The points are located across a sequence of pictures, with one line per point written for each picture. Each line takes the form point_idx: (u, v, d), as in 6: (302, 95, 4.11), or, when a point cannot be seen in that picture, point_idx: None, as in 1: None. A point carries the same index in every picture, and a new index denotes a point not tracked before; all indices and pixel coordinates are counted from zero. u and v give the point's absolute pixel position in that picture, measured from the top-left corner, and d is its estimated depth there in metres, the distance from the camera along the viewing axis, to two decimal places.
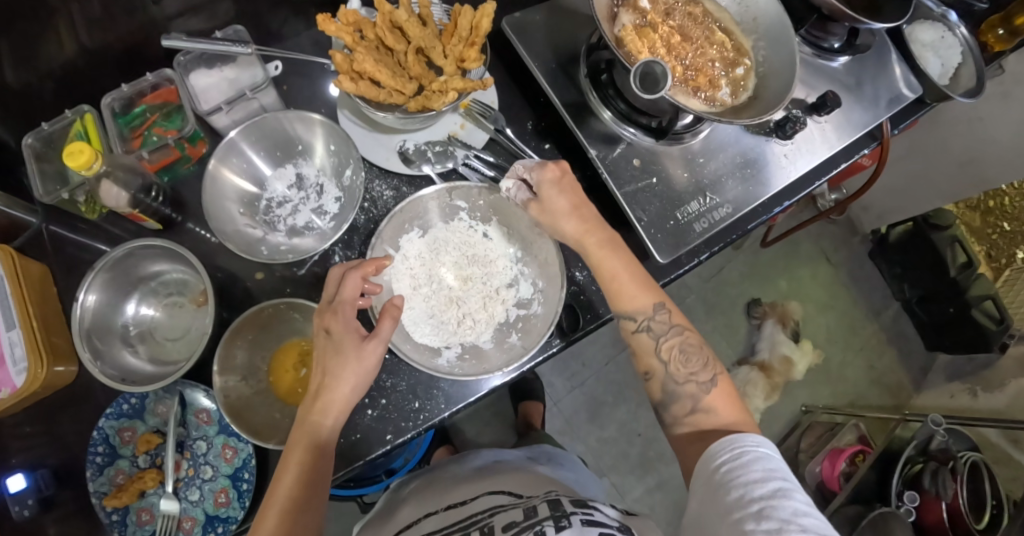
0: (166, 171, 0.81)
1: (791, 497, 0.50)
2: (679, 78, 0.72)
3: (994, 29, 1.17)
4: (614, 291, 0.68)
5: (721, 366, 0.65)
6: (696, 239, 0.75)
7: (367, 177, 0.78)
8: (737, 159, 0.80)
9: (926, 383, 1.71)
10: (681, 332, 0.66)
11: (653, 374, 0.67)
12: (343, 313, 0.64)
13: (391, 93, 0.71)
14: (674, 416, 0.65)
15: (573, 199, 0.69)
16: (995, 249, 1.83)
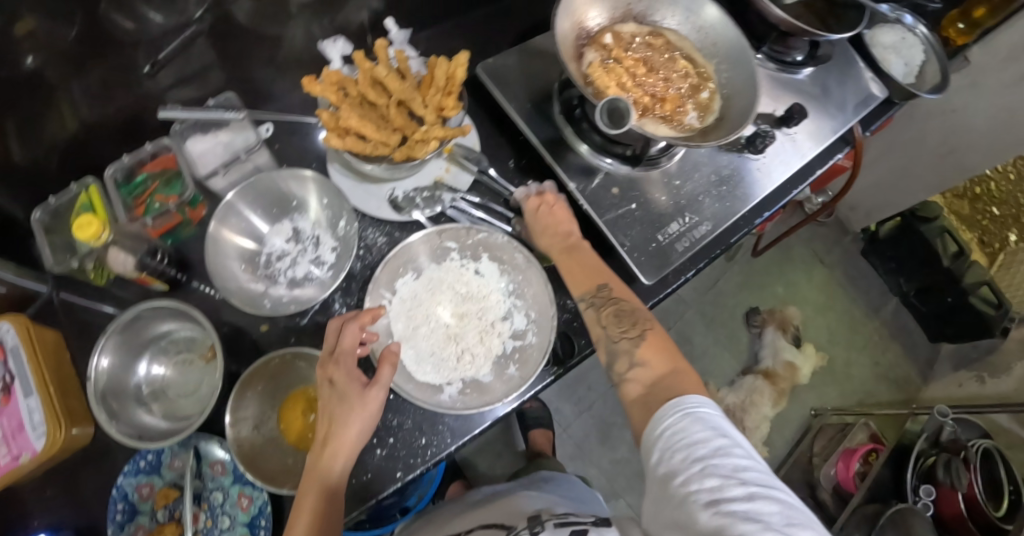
0: (169, 235, 0.84)
1: (731, 454, 0.52)
2: (649, 106, 0.75)
3: (955, 24, 1.20)
4: (568, 273, 0.73)
5: (655, 330, 0.67)
6: (680, 258, 0.78)
7: (360, 226, 0.82)
8: (712, 177, 0.83)
9: (933, 375, 1.71)
10: (620, 302, 0.70)
11: (597, 342, 0.69)
12: (343, 363, 0.67)
13: (377, 146, 0.75)
14: (615, 372, 0.66)
15: (560, 213, 0.77)
16: (987, 235, 1.85)
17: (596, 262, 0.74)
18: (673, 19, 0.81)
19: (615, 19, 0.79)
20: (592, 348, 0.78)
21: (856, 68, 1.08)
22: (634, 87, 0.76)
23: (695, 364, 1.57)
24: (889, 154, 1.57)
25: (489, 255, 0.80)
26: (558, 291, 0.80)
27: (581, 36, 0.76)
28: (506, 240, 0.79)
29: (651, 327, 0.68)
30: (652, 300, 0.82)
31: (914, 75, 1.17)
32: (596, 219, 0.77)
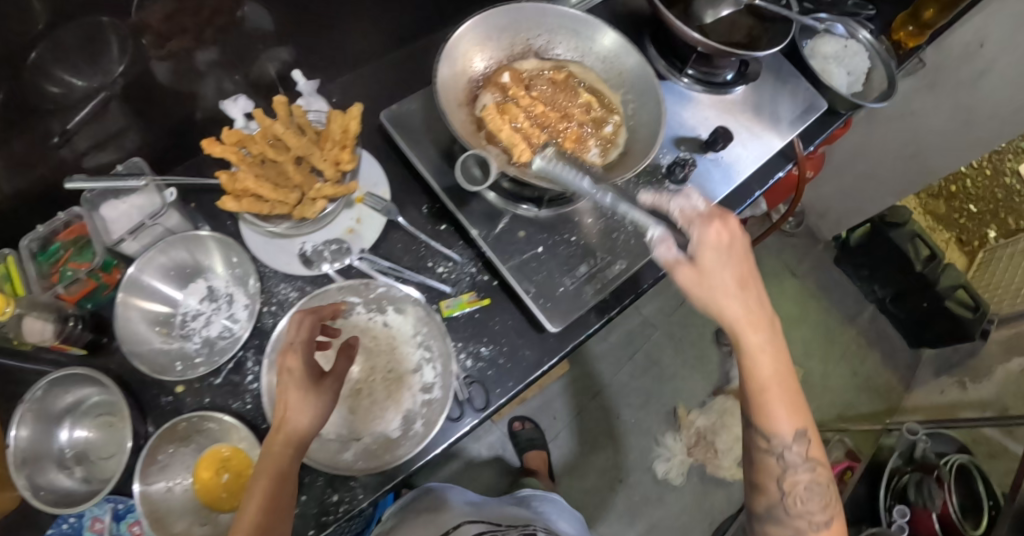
0: (87, 300, 0.84)
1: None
2: (547, 144, 0.71)
3: (905, 26, 1.15)
4: (760, 407, 0.60)
5: (838, 509, 0.62)
6: (590, 302, 0.73)
7: (272, 281, 0.82)
8: (627, 212, 0.80)
9: (915, 382, 1.67)
10: (813, 468, 0.62)
11: (765, 490, 0.63)
12: (300, 352, 0.65)
13: (277, 205, 0.75)
14: (766, 529, 0.63)
15: (741, 271, 0.59)
16: (966, 233, 1.79)
17: (789, 379, 0.61)
18: (574, 53, 0.79)
19: (513, 56, 0.78)
20: (508, 395, 0.77)
21: (793, 82, 1.06)
22: (530, 126, 0.72)
23: (666, 387, 1.54)
24: (855, 161, 1.52)
25: (395, 307, 0.78)
26: (471, 339, 0.78)
27: (474, 78, 0.74)
28: (407, 296, 0.77)
29: (830, 491, 0.63)
30: (570, 342, 0.79)
31: (860, 83, 1.12)
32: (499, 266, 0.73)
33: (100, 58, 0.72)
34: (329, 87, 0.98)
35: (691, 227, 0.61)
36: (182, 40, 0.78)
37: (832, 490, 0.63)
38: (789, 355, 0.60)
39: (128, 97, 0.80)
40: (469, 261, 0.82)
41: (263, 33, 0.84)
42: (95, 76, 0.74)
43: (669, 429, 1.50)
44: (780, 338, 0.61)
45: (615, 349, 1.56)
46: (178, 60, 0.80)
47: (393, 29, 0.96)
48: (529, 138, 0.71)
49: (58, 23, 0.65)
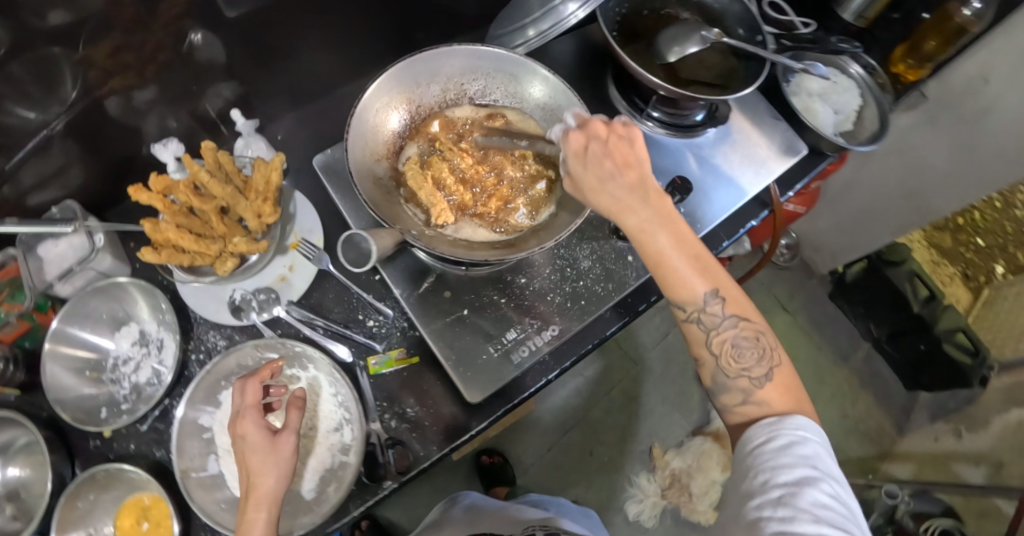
0: (25, 338, 0.80)
1: (816, 487, 0.51)
2: (468, 204, 0.71)
3: (903, 60, 1.06)
4: (666, 281, 0.61)
5: (779, 355, 0.61)
6: (513, 370, 0.72)
7: (201, 328, 0.80)
8: (564, 270, 0.78)
9: (909, 426, 1.59)
10: (737, 324, 0.61)
11: (702, 362, 0.63)
12: (249, 416, 0.63)
13: (198, 256, 0.74)
14: (721, 402, 0.63)
15: (617, 160, 0.60)
16: (972, 268, 1.66)
17: (688, 245, 0.61)
18: (511, 99, 0.75)
19: (446, 103, 0.75)
20: (430, 460, 0.73)
21: (771, 122, 1.01)
22: (454, 183, 0.71)
23: (642, 424, 1.51)
24: (849, 194, 1.43)
25: (316, 364, 0.76)
26: (397, 399, 0.76)
27: (401, 127, 0.72)
28: (322, 358, 0.74)
29: (767, 343, 0.62)
30: (500, 408, 0.74)
31: (851, 121, 1.05)
32: (418, 327, 0.73)
33: (57, 87, 0.71)
34: (273, 125, 0.96)
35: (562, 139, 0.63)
36: (124, 77, 0.77)
37: (769, 339, 0.62)
38: (683, 226, 0.60)
39: (77, 135, 0.78)
40: (400, 315, 0.79)
41: (217, 63, 0.85)
42: (51, 106, 0.72)
43: (643, 469, 1.47)
44: (674, 211, 0.61)
45: (592, 383, 1.52)
46: (120, 98, 0.79)
47: (337, 66, 0.95)
48: (451, 197, 0.70)
49: (13, 55, 0.64)
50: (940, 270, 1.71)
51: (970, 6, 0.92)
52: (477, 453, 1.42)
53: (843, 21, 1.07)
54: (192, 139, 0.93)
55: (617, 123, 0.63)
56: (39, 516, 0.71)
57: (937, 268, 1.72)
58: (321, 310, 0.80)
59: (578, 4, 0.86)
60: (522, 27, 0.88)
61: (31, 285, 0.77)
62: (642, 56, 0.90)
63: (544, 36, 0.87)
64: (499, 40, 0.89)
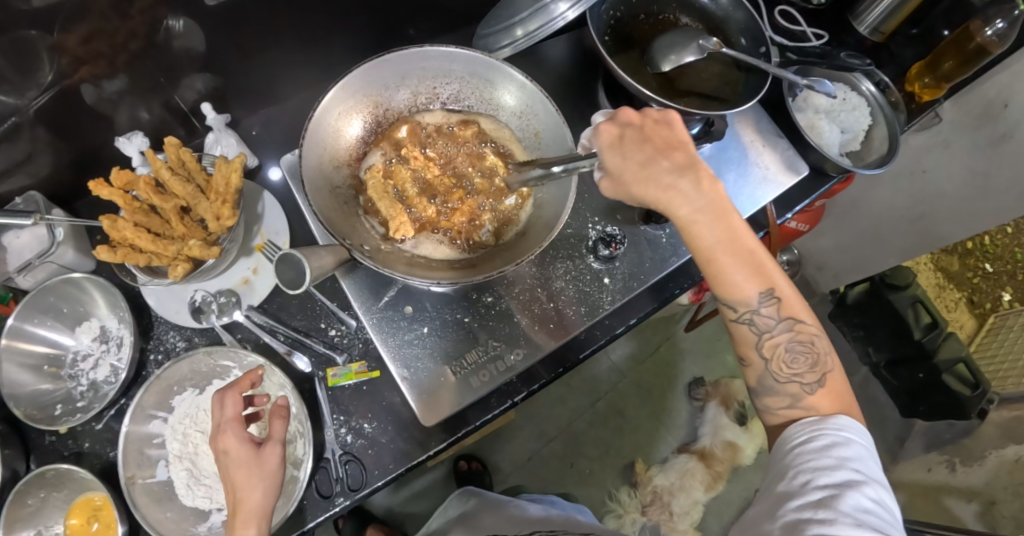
0: None
1: (858, 490, 0.51)
2: (431, 218, 0.68)
3: (920, 78, 0.99)
4: (717, 278, 0.60)
5: (831, 362, 0.60)
6: (471, 394, 0.72)
7: (160, 328, 0.79)
8: (535, 290, 0.77)
9: (902, 455, 1.55)
10: (791, 327, 0.60)
11: (749, 364, 0.62)
12: (232, 431, 0.64)
13: (154, 256, 0.71)
14: (764, 403, 0.62)
15: (659, 145, 0.60)
16: (978, 295, 1.61)
17: (741, 239, 0.60)
18: (486, 105, 0.72)
19: (416, 107, 0.72)
20: (387, 478, 0.72)
21: (773, 139, 0.97)
22: (415, 194, 0.68)
23: (627, 438, 1.48)
24: (853, 214, 1.37)
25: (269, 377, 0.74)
26: (355, 413, 0.74)
27: (365, 132, 0.69)
28: (272, 368, 0.72)
29: (821, 348, 0.60)
30: (462, 429, 0.73)
31: (858, 141, 1.01)
32: (376, 342, 0.73)
33: (32, 72, 0.69)
34: (249, 119, 0.94)
35: (593, 131, 0.62)
36: (94, 66, 0.74)
37: (822, 344, 0.61)
38: (735, 217, 0.59)
39: (49, 122, 0.76)
40: (363, 326, 0.77)
41: (195, 54, 0.81)
42: (27, 91, 0.70)
43: (624, 484, 1.44)
44: (724, 202, 0.60)
45: (577, 394, 1.48)
46: (91, 87, 0.76)
47: (315, 63, 0.93)
48: (409, 208, 0.67)
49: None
50: (944, 294, 1.62)
51: (994, 25, 0.88)
52: (455, 458, 1.39)
53: (857, 34, 1.02)
54: (166, 130, 0.91)
55: (651, 108, 0.63)
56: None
57: (942, 292, 1.63)
58: (283, 316, 0.78)
59: (569, 3, 0.79)
60: (510, 26, 0.81)
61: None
62: (635, 64, 0.86)
63: (531, 38, 0.81)
64: (487, 40, 0.84)
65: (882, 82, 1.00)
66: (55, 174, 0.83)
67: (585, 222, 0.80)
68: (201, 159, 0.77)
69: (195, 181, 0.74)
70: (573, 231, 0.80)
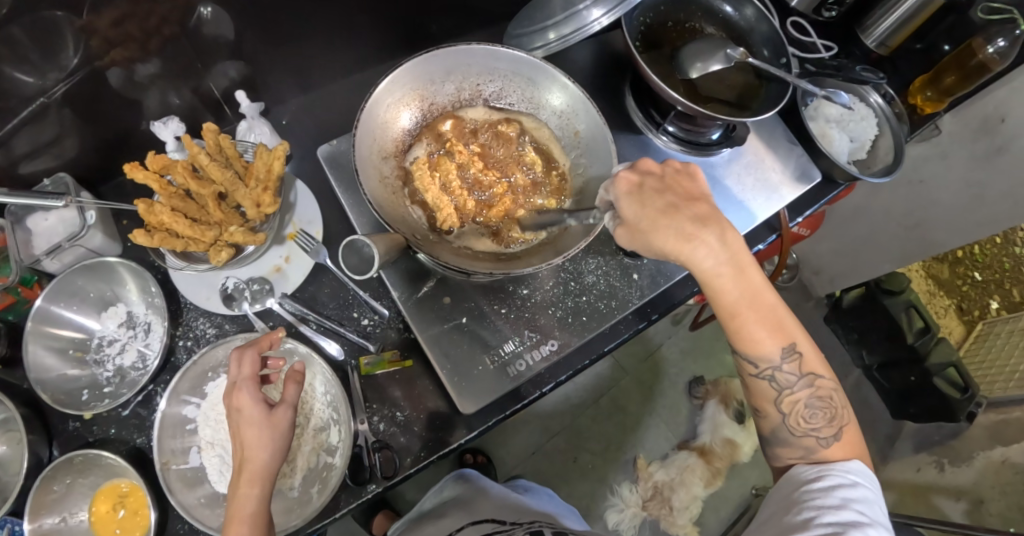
0: (8, 312, 0.77)
1: (862, 530, 0.52)
2: (472, 210, 0.70)
3: (922, 91, 1.02)
4: (737, 333, 0.61)
5: (847, 414, 0.61)
6: (508, 382, 0.74)
7: (190, 315, 0.79)
8: (566, 285, 0.80)
9: (892, 455, 1.60)
10: (811, 383, 0.61)
11: (766, 416, 0.63)
12: (246, 389, 0.64)
13: (190, 241, 0.72)
14: (776, 452, 0.63)
15: (679, 195, 0.60)
16: (967, 301, 1.66)
17: (761, 296, 0.61)
18: (527, 104, 0.74)
19: (460, 102, 0.74)
20: (418, 467, 0.73)
21: (786, 147, 0.99)
22: (461, 184, 0.70)
23: (629, 435, 1.50)
24: (853, 222, 1.41)
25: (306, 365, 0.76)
26: (385, 402, 0.76)
27: (412, 124, 0.71)
28: (313, 356, 0.74)
29: (837, 404, 0.62)
30: (493, 418, 0.75)
31: (865, 149, 1.03)
32: (415, 331, 0.75)
33: (56, 53, 0.68)
34: (279, 109, 0.94)
35: (609, 188, 0.61)
36: (126, 49, 0.73)
37: (839, 399, 0.62)
38: (755, 273, 0.60)
39: (75, 104, 0.75)
40: (396, 315, 0.79)
41: (224, 40, 0.81)
42: (50, 73, 0.69)
43: (626, 480, 1.46)
44: (743, 256, 0.60)
45: (581, 390, 1.51)
46: (120, 70, 0.75)
47: (345, 56, 0.93)
48: (452, 201, 0.69)
49: (9, 18, 0.61)
50: (936, 301, 1.67)
51: (995, 44, 0.91)
52: (462, 452, 1.40)
53: (864, 47, 1.05)
54: (195, 117, 0.90)
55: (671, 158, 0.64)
56: (11, 498, 0.68)
57: (933, 299, 1.69)
58: (315, 305, 0.79)
59: (603, 10, 0.80)
60: (543, 29, 0.82)
61: (19, 258, 0.74)
62: (662, 67, 0.88)
63: (564, 41, 0.82)
64: (520, 40, 0.85)
65: (888, 95, 1.03)
66: (80, 157, 0.82)
67: None
68: (237, 146, 0.77)
69: (232, 167, 0.75)
70: (604, 228, 0.83)
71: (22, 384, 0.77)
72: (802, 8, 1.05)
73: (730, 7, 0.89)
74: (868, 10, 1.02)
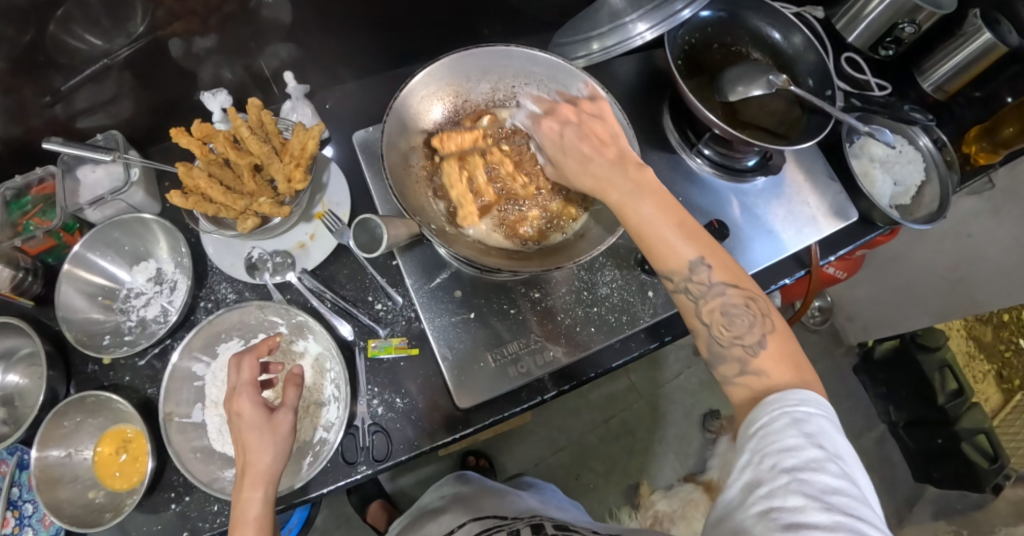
0: (48, 254, 0.82)
1: (823, 471, 0.47)
2: (488, 202, 0.72)
3: (979, 141, 0.97)
4: (651, 250, 0.59)
5: (774, 321, 0.57)
6: (506, 383, 0.75)
7: (214, 279, 0.82)
8: (580, 294, 0.80)
9: (908, 519, 1.50)
10: (727, 289, 0.58)
11: (696, 335, 0.60)
12: (245, 394, 0.65)
13: (223, 208, 0.75)
14: (719, 376, 0.59)
15: (594, 141, 0.61)
16: (1009, 370, 1.51)
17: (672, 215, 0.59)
18: None
19: (494, 102, 0.77)
20: (410, 454, 0.74)
21: (825, 182, 0.96)
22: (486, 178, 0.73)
23: (634, 458, 1.47)
24: (890, 271, 1.36)
25: (314, 336, 0.78)
26: (388, 387, 0.77)
27: (444, 117, 0.75)
28: (322, 334, 0.76)
29: (760, 308, 0.58)
30: (491, 416, 0.76)
31: (909, 195, 0.99)
32: (423, 321, 0.77)
33: (124, 21, 0.72)
34: (324, 93, 0.96)
35: (535, 129, 0.65)
36: (187, 22, 0.76)
37: (762, 303, 0.58)
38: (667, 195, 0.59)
39: (135, 69, 0.79)
40: (409, 304, 0.80)
41: (281, 24, 0.83)
42: (117, 38, 0.74)
43: (626, 504, 1.43)
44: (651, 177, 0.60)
45: (592, 408, 1.49)
46: (181, 41, 0.79)
47: (395, 49, 0.95)
48: (466, 187, 0.72)
49: None
50: (974, 364, 1.54)
51: None
52: (464, 453, 1.40)
53: (922, 91, 1.01)
54: (244, 91, 0.94)
55: (584, 103, 0.64)
56: (25, 426, 0.72)
57: (971, 361, 1.55)
58: (332, 284, 0.81)
59: (648, 24, 0.79)
60: (586, 39, 0.81)
61: (63, 205, 0.78)
62: (703, 90, 0.87)
63: (607, 53, 0.81)
64: (563, 49, 0.85)
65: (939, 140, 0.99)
66: (134, 119, 0.87)
67: None
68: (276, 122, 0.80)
69: (270, 142, 0.77)
70: (625, 242, 0.83)
71: (52, 323, 0.82)
72: (859, 44, 1.01)
73: (779, 34, 0.88)
74: (928, 52, 0.98)
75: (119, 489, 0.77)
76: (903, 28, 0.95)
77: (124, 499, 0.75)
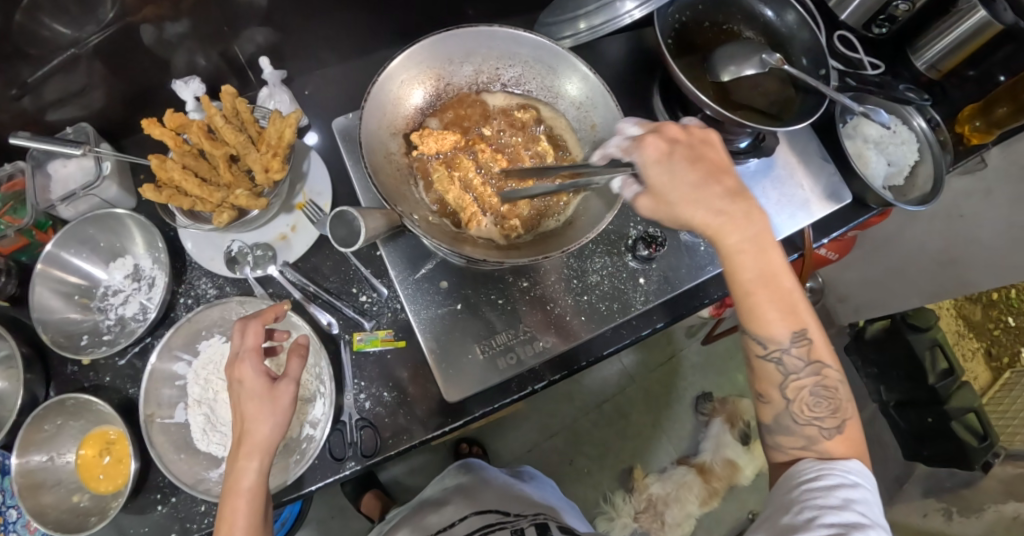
0: (21, 253, 0.80)
1: (863, 531, 0.51)
2: (476, 191, 0.71)
3: (971, 121, 0.96)
4: (751, 311, 0.59)
5: (851, 409, 0.60)
6: (496, 375, 0.74)
7: (193, 274, 0.79)
8: (569, 282, 0.79)
9: (899, 497, 1.52)
10: (817, 371, 0.60)
11: (770, 402, 0.62)
12: (249, 361, 0.63)
13: (199, 201, 0.72)
14: (777, 442, 0.62)
15: (708, 169, 0.58)
16: (996, 346, 1.54)
17: (781, 278, 0.59)
18: (546, 92, 0.75)
19: (477, 85, 0.76)
20: (399, 448, 0.73)
21: (818, 164, 0.95)
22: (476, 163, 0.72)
23: (628, 442, 1.47)
24: (881, 250, 1.35)
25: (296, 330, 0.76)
26: (377, 381, 0.75)
27: (425, 103, 0.73)
28: (307, 329, 0.74)
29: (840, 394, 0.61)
30: (482, 408, 0.75)
31: (903, 176, 0.98)
32: (410, 313, 0.76)
33: (93, 8, 0.69)
34: (303, 78, 0.93)
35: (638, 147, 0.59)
36: (158, 8, 0.73)
37: (844, 392, 0.60)
38: (777, 252, 0.58)
39: (106, 58, 0.76)
40: (395, 296, 0.78)
41: (257, 7, 0.79)
42: (86, 26, 0.70)
43: (621, 488, 1.43)
44: (769, 235, 0.58)
45: (585, 393, 1.48)
46: (152, 28, 0.75)
47: (375, 33, 0.92)
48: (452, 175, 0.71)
49: None
50: (964, 342, 1.55)
51: None
52: (458, 441, 1.39)
53: (914, 69, 0.99)
54: (221, 79, 0.90)
55: (694, 127, 0.61)
56: (4, 431, 0.70)
57: (961, 340, 1.56)
58: (316, 277, 0.79)
59: (636, 2, 0.77)
60: (573, 18, 0.79)
61: (34, 202, 0.75)
62: (694, 70, 0.84)
63: (594, 33, 0.79)
64: (548, 29, 0.82)
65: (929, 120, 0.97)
66: (107, 109, 0.83)
67: (627, 221, 0.81)
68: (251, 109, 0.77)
69: (247, 131, 0.75)
70: (615, 228, 0.81)
71: (30, 324, 0.80)
72: (852, 22, 0.99)
73: (771, 12, 0.86)
74: (920, 31, 0.96)
75: (103, 492, 0.75)
76: (897, 6, 0.94)
77: (109, 502, 0.73)
